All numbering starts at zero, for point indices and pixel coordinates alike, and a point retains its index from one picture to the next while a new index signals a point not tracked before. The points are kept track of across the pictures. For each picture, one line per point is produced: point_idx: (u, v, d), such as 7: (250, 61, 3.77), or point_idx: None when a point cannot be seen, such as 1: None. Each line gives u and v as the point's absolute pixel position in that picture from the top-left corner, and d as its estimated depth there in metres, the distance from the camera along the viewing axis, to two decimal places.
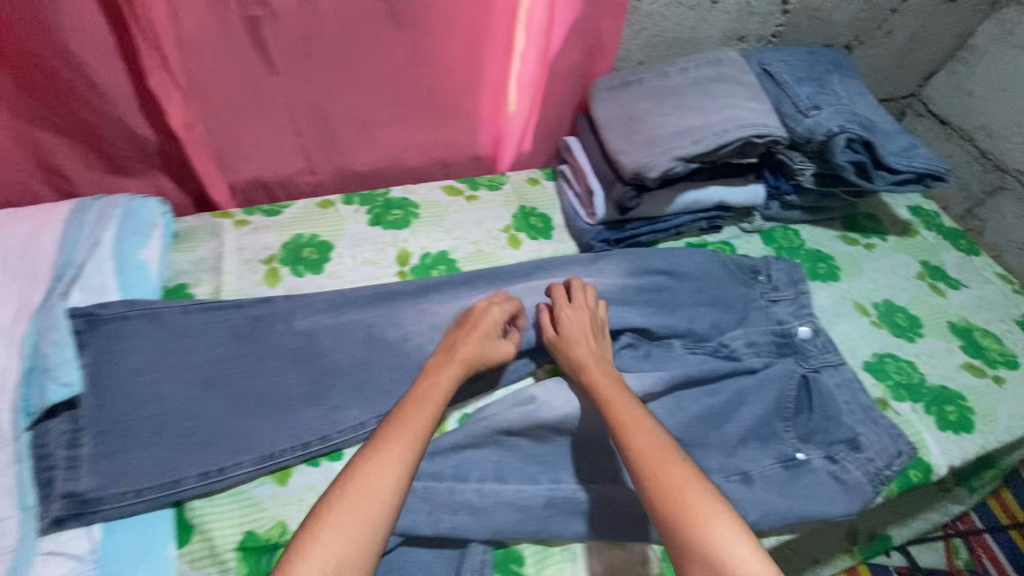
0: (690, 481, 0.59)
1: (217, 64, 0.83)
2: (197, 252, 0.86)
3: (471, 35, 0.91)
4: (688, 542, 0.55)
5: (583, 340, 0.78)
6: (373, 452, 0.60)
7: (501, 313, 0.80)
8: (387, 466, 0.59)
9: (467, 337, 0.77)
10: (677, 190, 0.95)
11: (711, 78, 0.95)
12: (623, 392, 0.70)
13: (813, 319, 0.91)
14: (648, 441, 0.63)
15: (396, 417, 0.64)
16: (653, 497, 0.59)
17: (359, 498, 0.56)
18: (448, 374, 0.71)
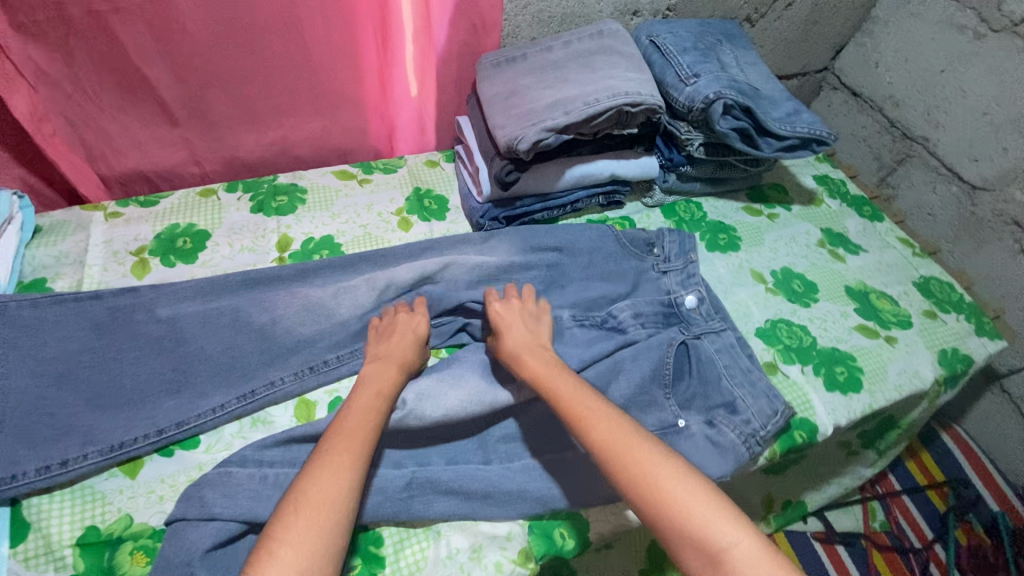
0: (663, 465, 0.62)
1: (67, 53, 0.79)
2: (61, 246, 0.83)
3: (347, 21, 0.89)
4: (677, 526, 0.59)
5: (518, 328, 0.77)
6: (320, 472, 0.58)
7: (423, 319, 0.78)
8: (337, 484, 0.57)
9: (387, 346, 0.74)
10: (563, 165, 0.94)
11: (593, 50, 0.94)
12: (564, 371, 0.71)
13: (699, 286, 0.90)
14: (614, 433, 0.64)
15: (339, 430, 0.62)
16: (634, 490, 0.61)
17: (321, 523, 0.55)
18: (386, 381, 0.69)
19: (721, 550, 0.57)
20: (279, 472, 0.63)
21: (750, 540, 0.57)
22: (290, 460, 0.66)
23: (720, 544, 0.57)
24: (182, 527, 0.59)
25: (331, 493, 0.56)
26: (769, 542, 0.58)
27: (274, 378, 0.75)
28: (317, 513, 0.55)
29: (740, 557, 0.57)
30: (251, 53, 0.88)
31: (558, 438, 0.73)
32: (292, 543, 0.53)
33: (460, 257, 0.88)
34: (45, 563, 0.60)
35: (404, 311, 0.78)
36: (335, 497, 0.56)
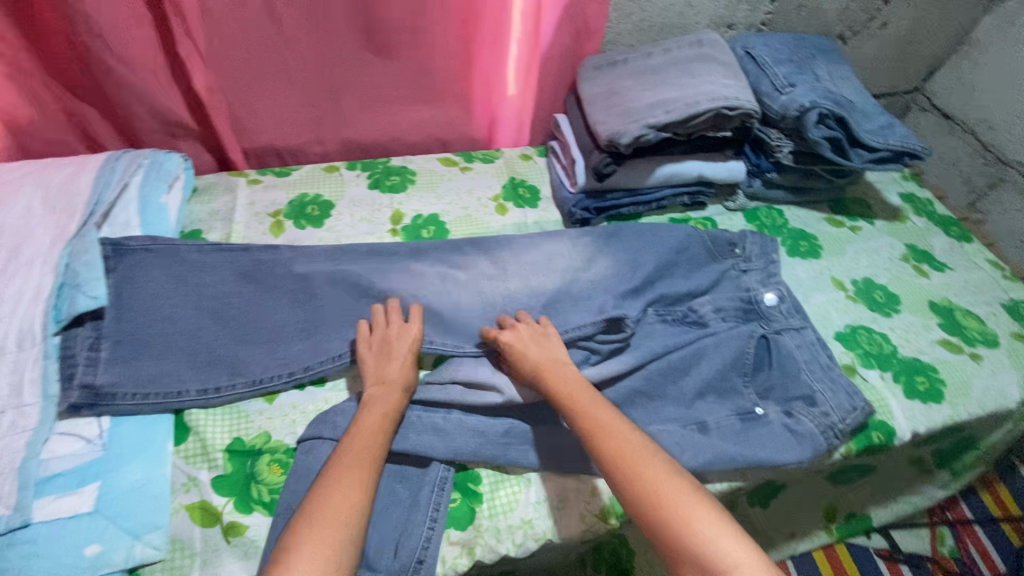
0: (667, 479, 0.60)
1: (236, 38, 0.93)
2: (213, 204, 0.96)
3: (469, 21, 0.99)
4: (678, 543, 0.56)
5: (536, 346, 0.76)
6: (330, 488, 0.59)
7: (416, 334, 0.78)
8: (349, 500, 0.58)
9: (389, 365, 0.74)
10: (655, 162, 1.00)
11: (692, 58, 1.00)
12: (582, 385, 0.71)
13: (780, 285, 0.93)
14: (621, 444, 0.63)
15: (346, 450, 0.63)
16: (637, 504, 0.59)
17: (334, 534, 0.55)
18: (386, 404, 0.69)
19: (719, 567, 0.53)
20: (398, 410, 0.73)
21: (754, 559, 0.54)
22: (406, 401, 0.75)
23: (720, 561, 0.54)
24: (318, 444, 0.70)
25: (346, 506, 0.57)
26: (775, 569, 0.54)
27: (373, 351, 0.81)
28: (328, 527, 0.55)
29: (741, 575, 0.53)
30: (383, 47, 1.00)
31: (640, 413, 0.79)
32: (309, 554, 0.53)
33: (553, 241, 0.95)
34: (201, 460, 0.70)
35: (397, 326, 0.78)
36: (346, 509, 0.57)
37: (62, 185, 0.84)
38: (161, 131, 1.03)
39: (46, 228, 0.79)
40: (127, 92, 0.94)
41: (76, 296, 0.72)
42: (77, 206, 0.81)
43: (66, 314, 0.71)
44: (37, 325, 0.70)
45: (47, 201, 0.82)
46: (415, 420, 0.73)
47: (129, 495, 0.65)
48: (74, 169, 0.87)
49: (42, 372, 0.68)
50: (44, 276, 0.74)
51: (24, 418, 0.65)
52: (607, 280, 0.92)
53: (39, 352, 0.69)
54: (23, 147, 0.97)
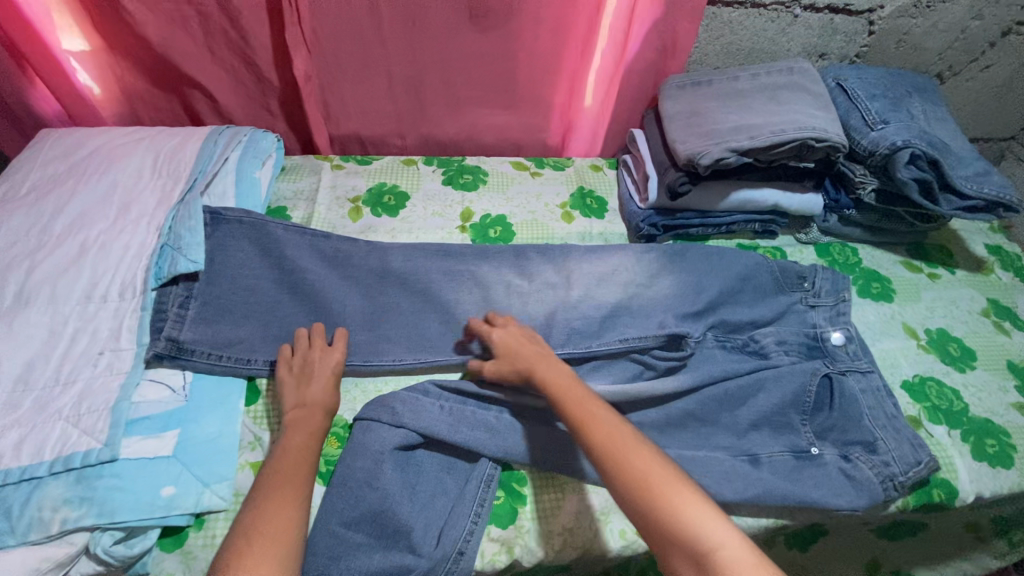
0: (656, 467, 0.58)
1: (338, 29, 0.97)
2: (298, 184, 1.02)
3: (559, 30, 1.01)
4: (666, 530, 0.54)
5: (522, 346, 0.76)
6: (266, 508, 0.59)
7: (334, 357, 0.77)
8: (286, 515, 0.58)
9: (309, 386, 0.73)
10: (730, 187, 0.99)
11: (780, 85, 0.99)
12: (575, 384, 0.69)
13: (848, 325, 0.91)
14: (610, 434, 0.61)
15: (274, 470, 0.63)
16: (625, 492, 0.58)
17: (277, 543, 0.56)
18: (310, 425, 0.69)
19: (705, 552, 0.52)
20: (454, 405, 0.75)
21: (739, 544, 0.52)
22: (462, 395, 0.77)
23: (707, 547, 0.52)
24: (375, 425, 0.71)
25: (280, 524, 0.58)
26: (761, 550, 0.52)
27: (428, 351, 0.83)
28: (269, 544, 0.56)
29: (728, 562, 0.51)
30: (471, 48, 1.03)
31: (690, 438, 0.78)
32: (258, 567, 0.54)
33: (617, 255, 0.96)
34: (267, 422, 0.74)
35: (318, 346, 0.77)
36: (287, 522, 0.58)
37: (170, 153, 0.91)
38: (257, 111, 1.10)
39: (153, 191, 0.86)
40: (232, 66, 1.01)
41: (178, 257, 0.78)
42: (182, 174, 0.88)
43: (167, 273, 0.77)
44: (140, 279, 0.77)
45: (156, 167, 0.89)
46: (469, 415, 0.74)
47: (204, 445, 0.69)
48: (182, 139, 0.94)
49: (139, 322, 0.74)
50: (147, 234, 0.81)
51: (119, 361, 0.70)
52: (669, 300, 0.91)
53: (139, 303, 0.75)
54: (136, 115, 1.08)
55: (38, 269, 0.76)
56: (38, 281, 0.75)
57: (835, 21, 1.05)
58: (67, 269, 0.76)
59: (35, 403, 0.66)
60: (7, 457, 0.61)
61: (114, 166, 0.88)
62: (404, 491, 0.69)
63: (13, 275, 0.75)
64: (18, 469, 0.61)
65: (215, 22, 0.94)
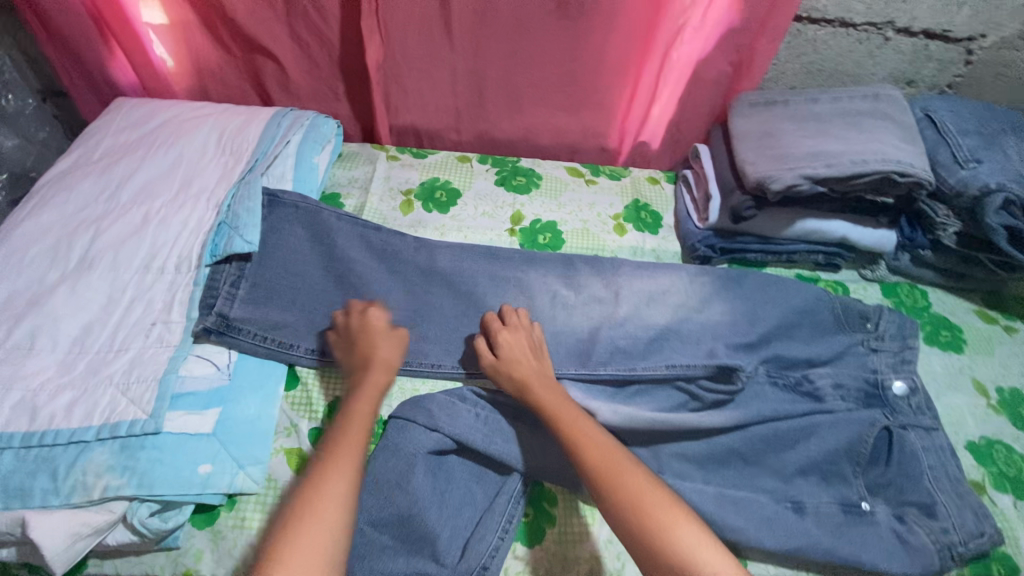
0: (648, 488, 0.59)
1: (409, 20, 0.97)
2: (353, 172, 1.03)
3: (630, 33, 0.98)
4: (658, 553, 0.54)
5: (525, 357, 0.76)
6: (318, 480, 0.58)
7: (384, 330, 0.77)
8: (339, 481, 0.58)
9: (361, 355, 0.74)
10: (797, 216, 0.94)
11: (863, 111, 0.93)
12: (569, 407, 0.69)
13: (913, 376, 0.85)
14: (604, 455, 0.62)
15: (334, 437, 0.63)
16: (618, 515, 0.58)
17: (326, 513, 0.55)
18: (371, 394, 0.70)
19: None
20: (490, 414, 0.73)
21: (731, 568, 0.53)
22: (498, 406, 0.75)
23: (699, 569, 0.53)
24: (411, 426, 0.71)
25: (334, 490, 0.57)
26: None
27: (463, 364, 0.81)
28: (320, 510, 0.55)
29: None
30: (538, 48, 1.01)
31: (731, 477, 0.75)
32: (300, 550, 0.52)
33: (667, 275, 0.93)
34: (304, 411, 0.74)
35: (371, 317, 0.78)
36: (337, 497, 0.56)
37: (235, 131, 0.92)
38: (320, 95, 1.10)
39: (215, 168, 0.88)
40: (300, 50, 1.02)
41: (234, 236, 0.78)
42: (244, 153, 0.89)
43: (222, 251, 0.78)
44: (196, 254, 0.78)
45: (220, 144, 0.91)
46: (504, 428, 0.72)
47: (242, 426, 0.69)
48: (247, 118, 0.95)
49: (190, 296, 0.74)
50: (207, 210, 0.82)
51: (169, 333, 0.71)
52: (720, 329, 0.87)
53: (193, 278, 0.76)
54: (205, 91, 1.10)
55: (103, 234, 0.78)
56: (101, 247, 0.77)
57: (929, 47, 0.98)
58: (129, 238, 0.78)
59: (88, 367, 0.68)
60: (58, 418, 0.63)
61: (181, 140, 0.90)
62: (433, 497, 0.68)
63: (79, 239, 0.77)
64: (67, 431, 0.62)
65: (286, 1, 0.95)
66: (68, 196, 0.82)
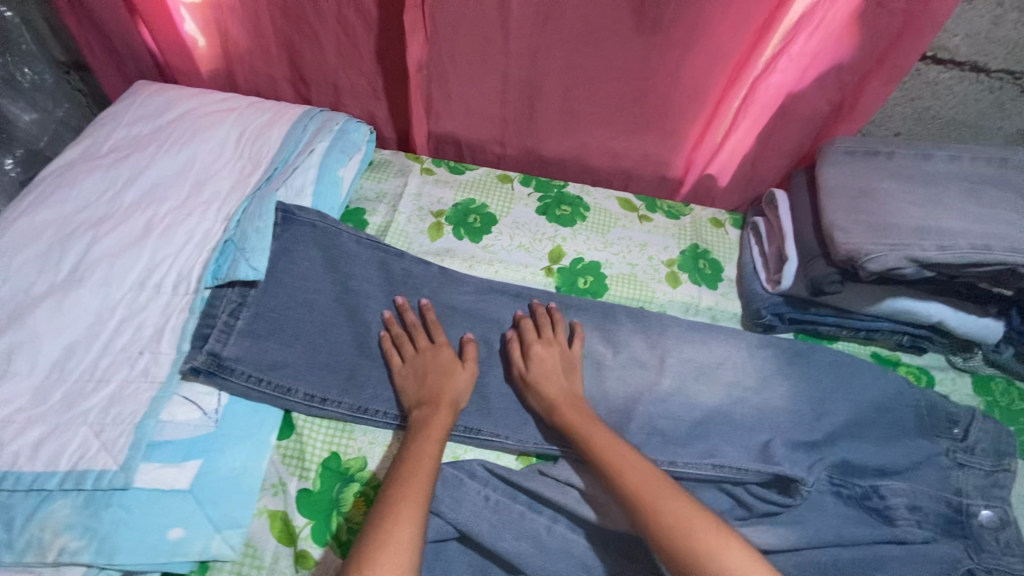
0: (695, 512, 0.54)
1: (460, 20, 0.85)
2: (383, 184, 0.94)
3: (714, 53, 0.84)
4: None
5: (556, 376, 0.71)
6: (381, 534, 0.52)
7: (443, 353, 0.71)
8: (404, 528, 0.52)
9: (429, 384, 0.69)
10: (888, 292, 0.80)
11: (987, 177, 0.77)
12: (602, 432, 0.65)
13: (1005, 506, 0.70)
14: (645, 478, 0.58)
15: (396, 474, 0.58)
16: (667, 544, 0.53)
17: (392, 560, 0.50)
18: (438, 424, 0.64)
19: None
20: (500, 498, 0.64)
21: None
22: (511, 489, 0.66)
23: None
24: None
25: (399, 537, 0.52)
26: None
27: (476, 429, 0.70)
28: (388, 556, 0.50)
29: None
30: (603, 60, 0.88)
31: None
32: None
33: (723, 347, 0.81)
34: (295, 467, 0.66)
35: (424, 340, 0.72)
36: (403, 540, 0.52)
37: (256, 131, 0.83)
38: (355, 93, 1.00)
39: (230, 173, 0.79)
40: (337, 41, 0.92)
41: (239, 260, 0.70)
42: (263, 159, 0.80)
43: (225, 276, 0.70)
44: (195, 275, 0.69)
45: (238, 145, 0.82)
46: (516, 519, 0.63)
47: (223, 483, 0.62)
48: (271, 116, 0.86)
49: (183, 326, 0.66)
50: (215, 221, 0.74)
51: (156, 366, 0.63)
52: (778, 420, 0.75)
53: (188, 304, 0.68)
54: (234, 76, 1.02)
55: (100, 242, 0.71)
56: (96, 257, 0.70)
57: None
58: (127, 248, 0.71)
59: (64, 398, 0.61)
60: (23, 458, 0.57)
61: (197, 137, 0.82)
62: None
63: (74, 245, 0.70)
64: (29, 476, 0.56)
65: None
66: (68, 193, 0.74)
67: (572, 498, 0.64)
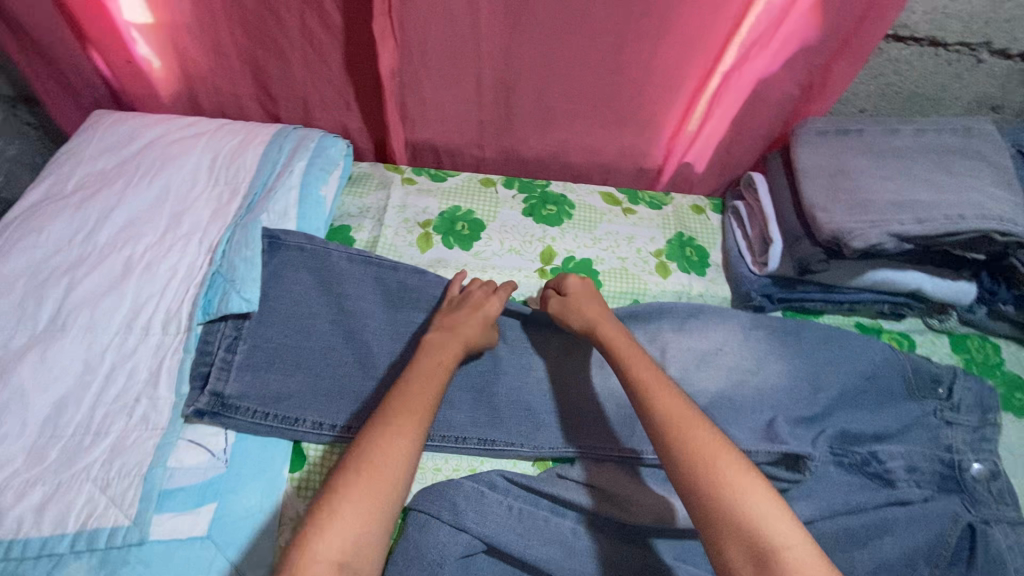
0: (722, 446, 0.52)
1: (430, 24, 0.83)
2: (365, 199, 0.92)
3: (686, 42, 0.84)
4: (727, 515, 0.47)
5: (592, 298, 0.72)
6: (372, 449, 0.53)
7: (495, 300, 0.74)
8: (395, 446, 0.54)
9: (463, 317, 0.70)
10: (869, 265, 0.83)
11: (951, 148, 0.81)
12: (636, 349, 0.63)
13: (994, 458, 0.75)
14: (675, 405, 0.55)
15: (400, 392, 0.59)
16: (685, 472, 0.51)
17: (375, 478, 0.51)
18: (450, 352, 0.65)
19: (770, 547, 0.45)
20: (524, 506, 0.64)
21: (810, 547, 0.46)
22: (532, 497, 0.66)
23: (772, 544, 0.46)
24: (434, 523, 0.62)
25: (389, 454, 0.53)
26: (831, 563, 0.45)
27: (491, 440, 0.71)
28: (371, 474, 0.51)
29: (795, 561, 0.45)
30: (576, 55, 0.87)
31: None
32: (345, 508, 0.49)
33: (719, 333, 0.84)
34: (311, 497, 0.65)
35: (483, 287, 0.75)
36: (390, 458, 0.53)
37: (230, 155, 0.81)
38: (327, 108, 0.97)
39: (207, 201, 0.76)
40: (303, 56, 0.89)
41: (230, 293, 0.68)
42: (241, 185, 0.78)
43: (216, 311, 0.67)
44: (185, 314, 0.67)
45: (212, 172, 0.79)
46: (540, 524, 0.63)
47: (241, 523, 0.60)
48: (243, 138, 0.83)
49: (179, 366, 0.64)
50: (199, 254, 0.71)
51: (155, 413, 0.62)
52: (778, 399, 0.78)
53: (182, 343, 0.66)
54: (196, 99, 0.98)
55: (78, 287, 0.67)
56: (76, 302, 0.66)
57: None
58: (108, 290, 0.67)
59: (62, 455, 0.58)
60: (27, 523, 0.54)
61: (168, 166, 0.78)
62: None
63: (51, 291, 0.67)
64: (37, 541, 0.54)
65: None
66: (36, 238, 0.70)
67: (592, 499, 0.66)
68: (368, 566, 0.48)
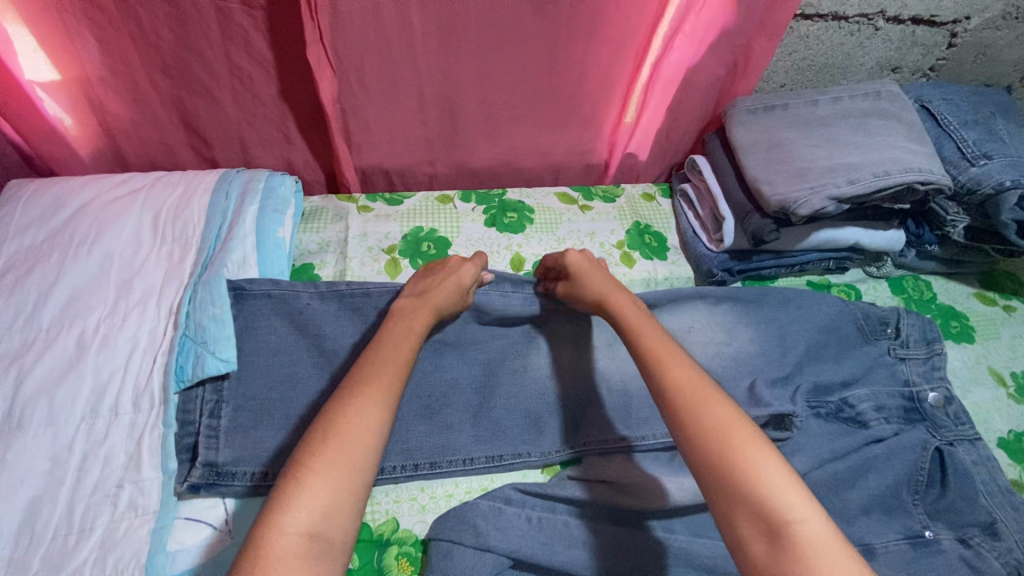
0: (737, 422, 0.51)
1: (364, 46, 0.81)
2: (323, 233, 0.90)
3: (615, 39, 0.87)
4: (739, 488, 0.47)
5: (592, 271, 0.72)
6: (341, 415, 0.47)
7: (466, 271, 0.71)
8: (368, 409, 0.48)
9: (434, 283, 0.67)
10: (813, 226, 0.90)
11: (867, 111, 0.88)
12: (651, 321, 0.63)
13: (945, 384, 0.82)
14: (689, 379, 0.55)
15: (371, 356, 0.54)
16: (697, 445, 0.51)
17: (346, 446, 0.45)
18: (420, 318, 0.61)
19: (785, 524, 0.45)
20: (541, 515, 0.65)
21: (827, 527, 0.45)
22: (548, 504, 0.67)
23: (785, 520, 0.46)
24: (457, 550, 0.62)
25: (360, 418, 0.47)
26: (848, 541, 0.45)
27: (496, 454, 0.72)
28: (342, 440, 0.46)
29: (810, 538, 0.45)
30: (513, 60, 0.88)
31: None
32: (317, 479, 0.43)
33: (691, 312, 0.87)
34: None
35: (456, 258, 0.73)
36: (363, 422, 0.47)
37: (173, 210, 0.76)
38: (266, 145, 0.94)
39: (158, 263, 0.72)
40: (234, 95, 0.85)
41: (204, 355, 0.64)
42: (192, 241, 0.74)
43: (191, 376, 0.64)
44: (157, 385, 0.63)
45: (157, 230, 0.75)
46: (562, 528, 0.64)
47: None
48: (183, 190, 0.79)
49: (162, 442, 0.61)
50: (160, 319, 0.67)
51: (144, 496, 0.58)
52: (754, 365, 0.83)
53: (160, 416, 0.62)
54: (120, 153, 0.92)
55: (29, 376, 0.62)
56: (30, 393, 0.61)
57: (916, 32, 0.94)
58: (65, 374, 0.62)
59: (46, 561, 0.54)
60: None
61: (106, 230, 0.73)
62: None
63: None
64: None
65: (204, 37, 0.78)
66: None
67: (607, 495, 0.67)
68: (340, 536, 0.43)
